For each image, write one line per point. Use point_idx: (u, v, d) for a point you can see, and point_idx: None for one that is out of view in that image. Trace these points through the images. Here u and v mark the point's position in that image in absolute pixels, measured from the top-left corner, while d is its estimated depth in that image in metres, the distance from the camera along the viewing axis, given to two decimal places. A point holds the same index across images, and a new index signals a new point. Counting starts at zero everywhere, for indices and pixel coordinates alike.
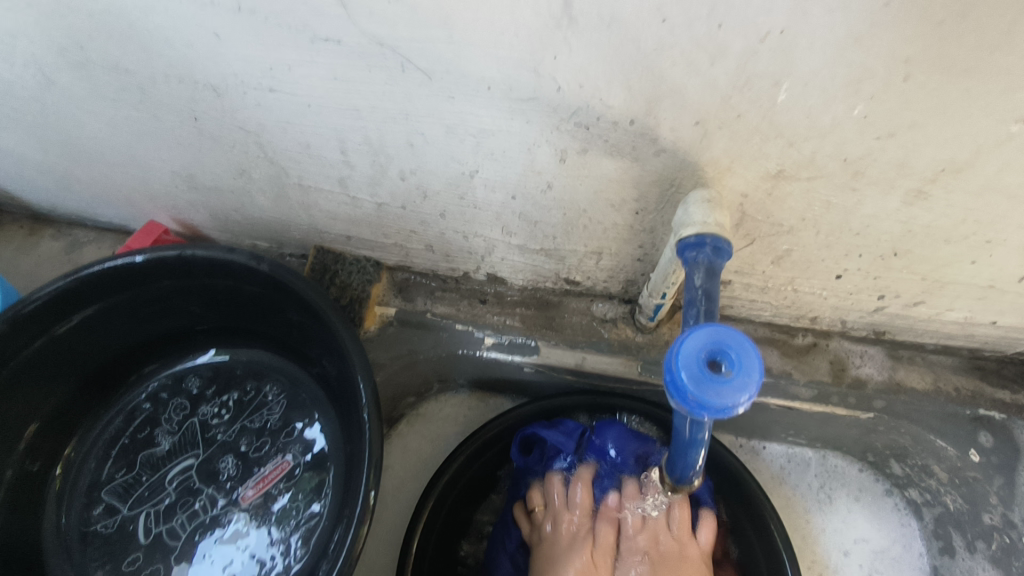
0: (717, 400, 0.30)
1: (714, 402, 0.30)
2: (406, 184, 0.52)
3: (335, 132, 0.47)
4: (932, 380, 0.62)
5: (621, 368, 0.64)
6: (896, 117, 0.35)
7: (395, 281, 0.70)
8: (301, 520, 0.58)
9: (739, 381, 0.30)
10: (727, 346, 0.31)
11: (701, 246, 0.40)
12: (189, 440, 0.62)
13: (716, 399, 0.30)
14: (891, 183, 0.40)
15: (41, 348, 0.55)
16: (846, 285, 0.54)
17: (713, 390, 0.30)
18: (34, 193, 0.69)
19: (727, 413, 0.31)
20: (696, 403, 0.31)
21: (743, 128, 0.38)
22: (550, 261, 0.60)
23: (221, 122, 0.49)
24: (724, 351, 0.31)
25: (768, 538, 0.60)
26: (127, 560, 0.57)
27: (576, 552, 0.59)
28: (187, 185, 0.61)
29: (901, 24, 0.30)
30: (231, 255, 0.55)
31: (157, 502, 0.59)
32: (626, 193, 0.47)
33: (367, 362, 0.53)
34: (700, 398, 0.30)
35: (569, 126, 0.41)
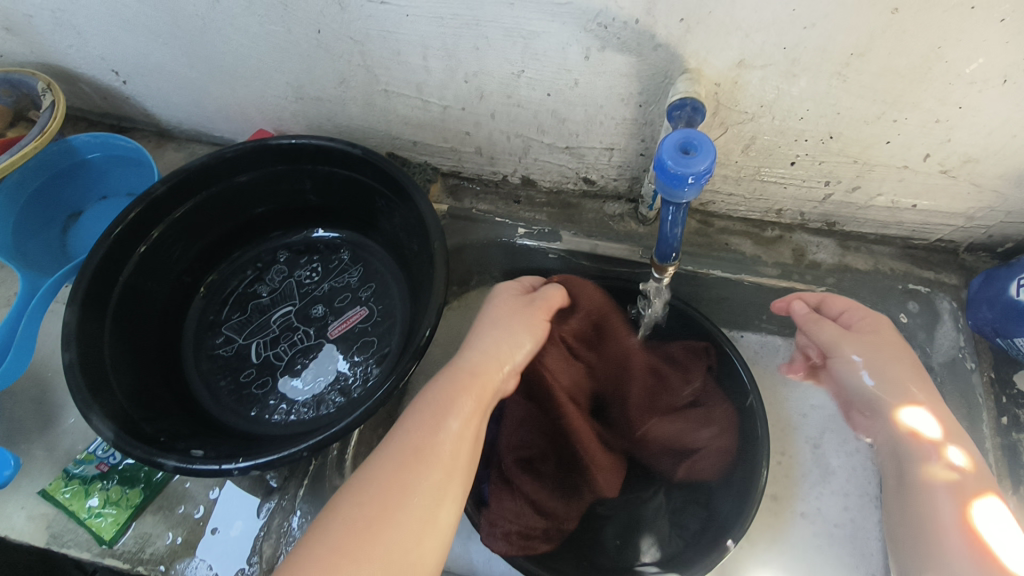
0: (685, 166, 0.46)
1: (687, 171, 0.47)
2: (468, 86, 0.70)
3: (421, 39, 0.65)
4: (873, 263, 0.78)
5: (627, 252, 0.81)
6: (816, 9, 0.52)
7: (448, 185, 0.87)
8: (376, 350, 0.75)
9: (700, 156, 0.47)
10: (695, 142, 0.48)
11: (683, 107, 0.58)
12: (288, 294, 0.79)
13: (682, 169, 0.47)
14: (818, 68, 0.57)
15: (186, 213, 0.72)
16: (799, 173, 0.71)
17: (684, 162, 0.47)
18: (168, 110, 0.88)
19: (691, 183, 0.47)
20: (673, 173, 0.47)
21: (712, 23, 0.55)
22: (572, 159, 0.78)
23: (337, 33, 0.67)
24: (696, 147, 0.48)
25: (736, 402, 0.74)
26: (244, 373, 0.74)
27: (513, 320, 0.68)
28: (296, 95, 0.79)
29: None
30: (332, 142, 0.71)
31: (265, 334, 0.76)
32: (632, 86, 0.65)
33: (439, 225, 0.69)
34: (673, 168, 0.47)
35: (593, 26, 0.59)
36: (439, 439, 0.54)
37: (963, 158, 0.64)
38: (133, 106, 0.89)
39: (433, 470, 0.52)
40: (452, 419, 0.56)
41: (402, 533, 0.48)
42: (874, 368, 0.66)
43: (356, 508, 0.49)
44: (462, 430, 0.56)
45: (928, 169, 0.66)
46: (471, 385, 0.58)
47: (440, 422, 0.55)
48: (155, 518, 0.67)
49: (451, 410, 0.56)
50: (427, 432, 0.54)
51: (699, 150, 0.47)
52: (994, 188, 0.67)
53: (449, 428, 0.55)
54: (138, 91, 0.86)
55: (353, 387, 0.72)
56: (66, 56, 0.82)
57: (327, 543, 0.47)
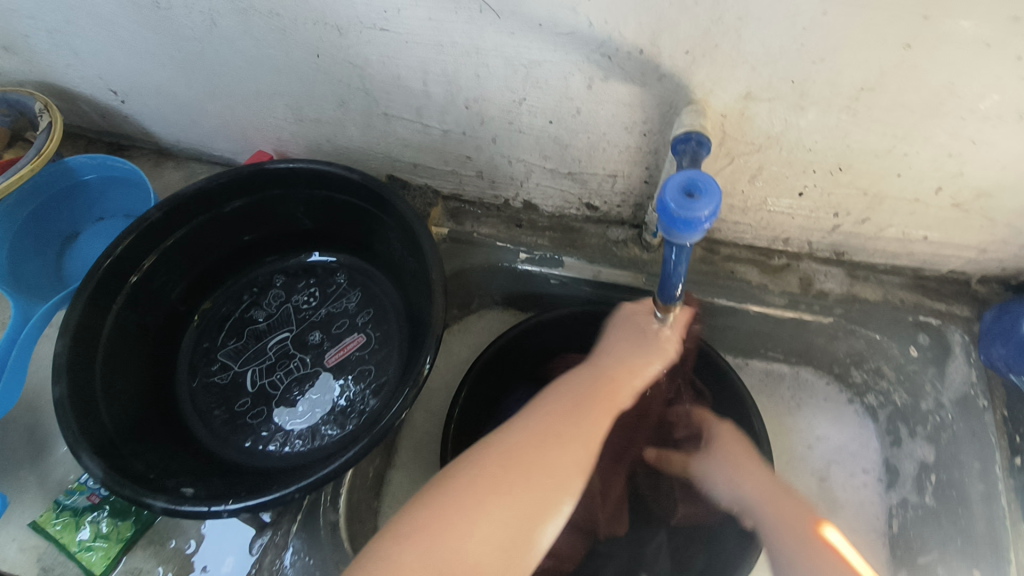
0: (690, 210, 0.45)
1: (691, 216, 0.45)
2: (468, 112, 0.69)
3: (421, 65, 0.64)
4: (882, 293, 0.76)
5: (630, 279, 0.80)
6: (826, 44, 0.50)
7: (449, 208, 0.85)
8: (373, 379, 0.74)
9: (705, 200, 0.45)
10: (699, 184, 0.46)
11: (688, 141, 0.56)
12: (285, 319, 0.78)
13: (687, 212, 0.45)
14: (828, 101, 0.56)
15: (181, 238, 0.71)
16: (807, 203, 0.70)
17: (688, 208, 0.45)
18: (167, 129, 0.87)
19: (696, 226, 0.46)
20: (678, 216, 0.46)
21: (719, 56, 0.54)
22: (575, 185, 0.76)
23: (336, 58, 0.66)
24: (700, 188, 0.47)
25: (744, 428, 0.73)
26: (239, 402, 0.72)
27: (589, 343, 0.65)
28: (295, 118, 0.78)
29: None
30: (330, 167, 0.70)
31: (261, 362, 0.75)
32: (636, 115, 0.63)
33: (438, 254, 0.68)
34: (678, 211, 0.45)
35: (596, 56, 0.57)
36: (573, 428, 0.56)
37: (977, 192, 0.62)
38: (133, 125, 0.88)
39: (551, 474, 0.53)
40: (587, 419, 0.56)
41: (506, 520, 0.50)
42: (720, 454, 0.69)
43: (494, 463, 0.53)
44: (588, 430, 0.56)
45: (940, 203, 0.64)
46: (616, 390, 0.59)
47: (579, 417, 0.56)
48: (146, 553, 0.66)
49: (580, 422, 0.56)
50: (558, 422, 0.56)
51: (703, 192, 0.46)
52: (1008, 222, 0.65)
53: (583, 428, 0.56)
54: (137, 111, 0.85)
55: (348, 419, 0.71)
56: (65, 75, 0.81)
57: (469, 480, 0.51)
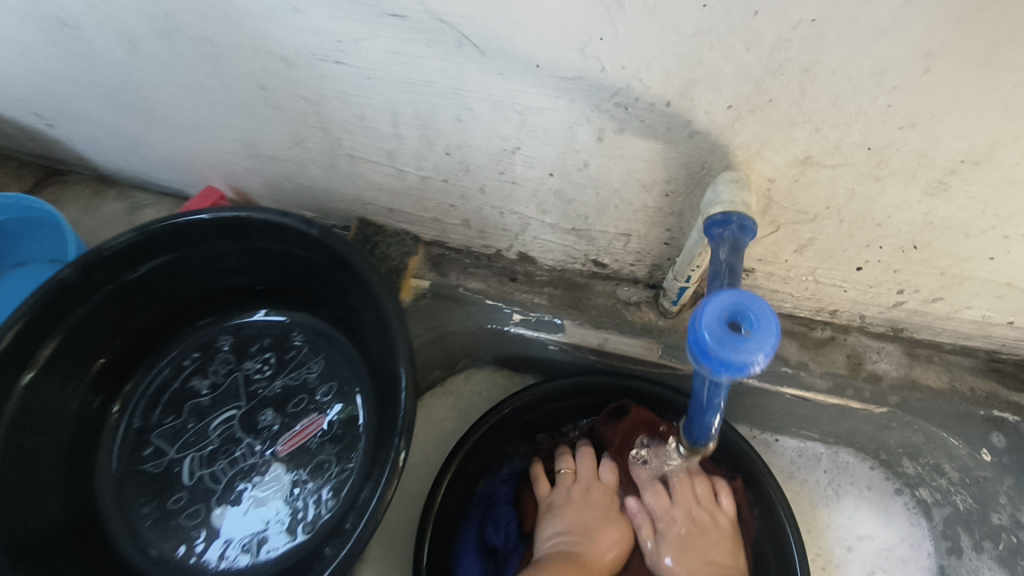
0: (737, 355, 0.33)
1: (735, 359, 0.34)
2: (450, 159, 0.56)
3: (390, 105, 0.51)
4: (947, 379, 0.63)
5: (642, 350, 0.67)
6: (918, 108, 0.37)
7: (431, 255, 0.73)
8: (334, 473, 0.62)
9: (755, 337, 0.34)
10: (746, 309, 0.34)
11: (727, 223, 0.43)
12: (232, 393, 0.66)
13: (732, 355, 0.34)
14: (913, 173, 0.42)
15: (103, 299, 0.59)
16: (866, 278, 0.56)
17: (731, 347, 0.34)
18: (103, 156, 0.75)
19: (743, 371, 0.34)
20: (719, 360, 0.34)
21: (772, 114, 0.41)
22: (581, 241, 0.63)
23: (285, 92, 0.53)
24: (748, 316, 0.35)
25: (776, 522, 0.64)
26: (172, 498, 0.61)
27: (590, 499, 0.66)
28: (247, 153, 0.65)
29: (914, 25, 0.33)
30: (284, 219, 0.58)
31: (202, 447, 0.63)
32: (658, 174, 0.50)
33: (406, 329, 0.56)
34: (718, 354, 0.34)
35: (609, 106, 0.44)
36: None
37: None
38: (66, 150, 0.76)
39: None
40: None
41: None
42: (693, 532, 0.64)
43: None
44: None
45: None
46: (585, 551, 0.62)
47: None
48: None
49: None
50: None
51: (752, 325, 0.34)
52: None
53: None
54: (66, 135, 0.72)
55: (301, 524, 0.60)
56: None
57: None
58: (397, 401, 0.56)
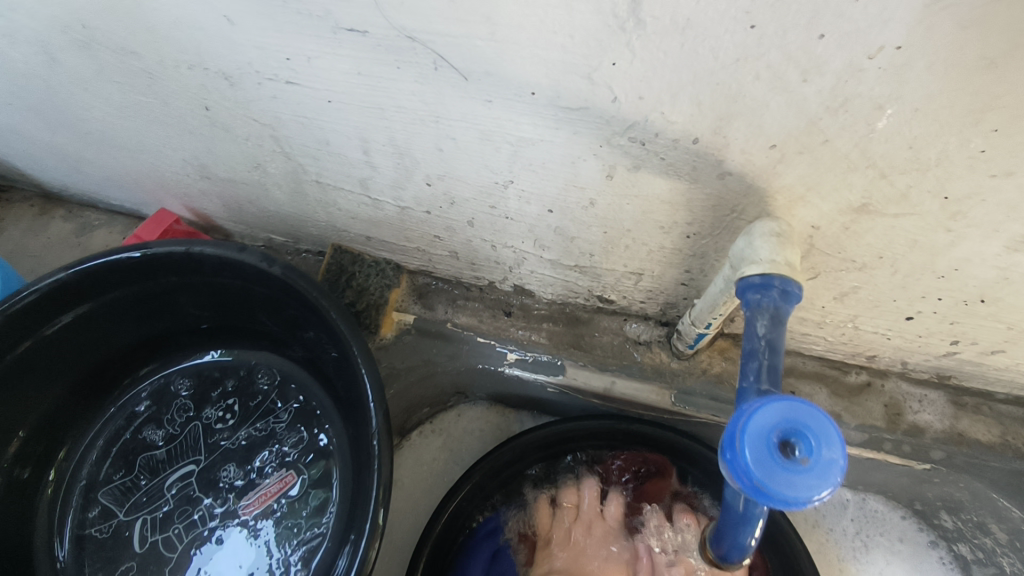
0: (789, 494, 0.25)
1: (787, 496, 0.26)
2: (432, 190, 0.48)
3: (357, 131, 0.43)
4: (999, 433, 0.56)
5: (653, 396, 0.60)
6: (1020, 155, 0.29)
7: (416, 285, 0.65)
8: (303, 539, 0.54)
9: (815, 468, 0.26)
10: (801, 428, 0.27)
11: (767, 288, 0.35)
12: (190, 445, 0.58)
13: (785, 492, 0.25)
14: (998, 226, 0.34)
15: (33, 348, 0.51)
16: (916, 327, 0.48)
17: (782, 480, 0.26)
18: (45, 173, 0.66)
19: (798, 508, 0.26)
20: (767, 496, 0.26)
21: (827, 155, 0.32)
22: (584, 278, 0.55)
23: (233, 113, 0.45)
24: (805, 437, 0.27)
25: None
26: (119, 570, 0.54)
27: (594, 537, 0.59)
28: (200, 174, 0.57)
29: None
30: (242, 255, 0.51)
31: (155, 509, 0.56)
32: (678, 215, 0.42)
33: (379, 377, 0.49)
34: (766, 488, 0.26)
35: (622, 141, 0.36)
36: None
37: None
38: (3, 165, 0.67)
39: None
40: None
41: None
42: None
43: None
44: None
45: None
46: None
47: None
48: None
49: None
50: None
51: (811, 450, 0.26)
52: None
53: None
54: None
55: None
56: None
57: None
58: (370, 462, 0.49)
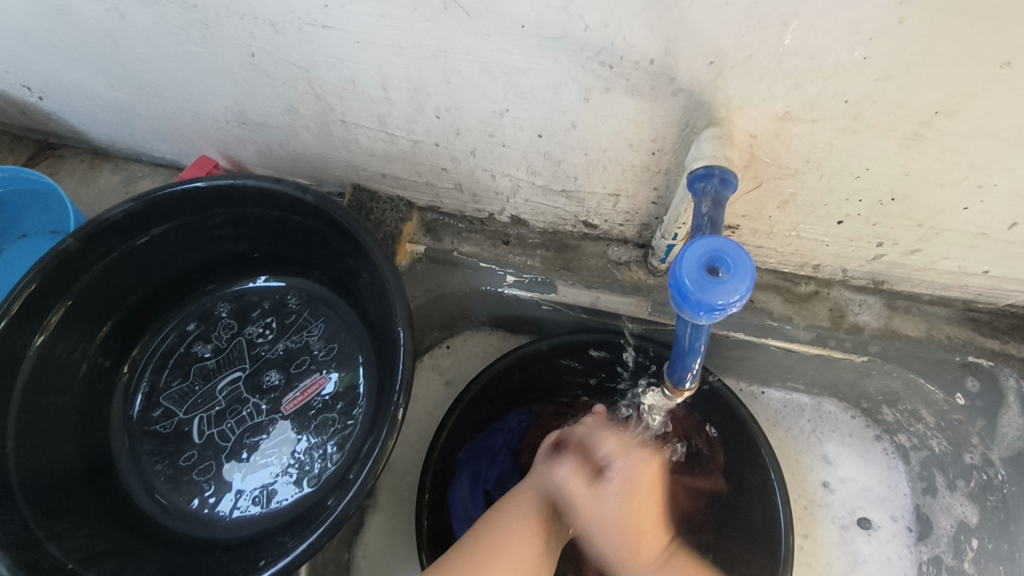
0: (715, 298, 0.35)
1: (712, 301, 0.35)
2: (441, 122, 0.57)
3: (379, 69, 0.52)
4: (925, 328, 0.66)
5: (632, 307, 0.69)
6: (894, 58, 0.39)
7: (425, 221, 0.74)
8: (337, 428, 0.64)
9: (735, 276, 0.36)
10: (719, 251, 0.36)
11: (709, 177, 0.45)
12: (236, 356, 0.68)
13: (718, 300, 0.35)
14: (889, 125, 0.44)
15: (109, 266, 0.61)
16: (847, 231, 0.58)
17: (710, 290, 0.36)
18: (97, 128, 0.75)
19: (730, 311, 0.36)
20: (710, 308, 0.36)
21: (753, 68, 0.42)
22: (570, 203, 0.65)
23: (275, 58, 0.54)
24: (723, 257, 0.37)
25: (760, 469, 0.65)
26: (183, 456, 0.64)
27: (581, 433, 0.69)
28: (239, 121, 0.66)
29: None
30: (279, 185, 0.60)
31: (209, 408, 0.66)
32: (644, 132, 0.51)
33: (402, 287, 0.58)
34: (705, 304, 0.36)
35: (594, 65, 0.45)
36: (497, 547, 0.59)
37: None
38: (59, 123, 0.76)
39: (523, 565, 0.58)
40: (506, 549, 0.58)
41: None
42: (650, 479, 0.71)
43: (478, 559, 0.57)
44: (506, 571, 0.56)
45: (1012, 237, 0.53)
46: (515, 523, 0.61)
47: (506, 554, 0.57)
48: None
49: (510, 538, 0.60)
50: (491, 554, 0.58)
51: (728, 266, 0.36)
52: None
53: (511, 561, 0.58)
54: (59, 107, 0.72)
55: (308, 476, 0.62)
56: None
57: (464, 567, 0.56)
58: (396, 359, 0.58)
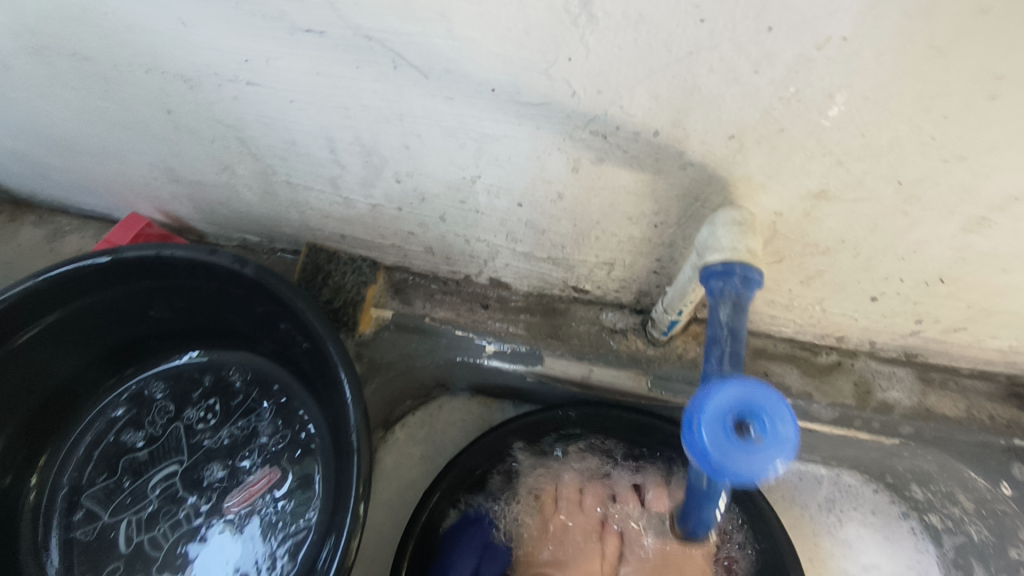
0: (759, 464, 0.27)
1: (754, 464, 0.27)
2: (402, 187, 0.48)
3: (322, 131, 0.43)
4: (964, 407, 0.58)
5: (629, 382, 0.61)
6: (969, 140, 0.30)
7: (392, 281, 0.65)
8: (288, 533, 0.55)
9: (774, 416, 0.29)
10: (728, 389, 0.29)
11: (728, 275, 0.36)
12: (173, 446, 0.59)
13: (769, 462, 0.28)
14: (950, 209, 0.35)
15: (13, 353, 0.52)
16: (881, 308, 0.50)
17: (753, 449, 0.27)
18: (11, 179, 0.65)
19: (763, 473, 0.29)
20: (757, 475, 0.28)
21: (784, 144, 0.33)
22: (558, 269, 0.56)
23: (198, 116, 0.45)
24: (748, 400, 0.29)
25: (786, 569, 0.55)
26: (107, 570, 0.55)
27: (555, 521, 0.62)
28: (168, 177, 0.56)
29: (997, 35, 0.25)
30: (213, 257, 0.51)
31: (139, 510, 0.57)
32: (645, 206, 0.42)
33: (355, 376, 0.50)
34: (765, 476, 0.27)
35: (584, 135, 0.36)
36: None
37: None
38: None
39: None
40: None
41: None
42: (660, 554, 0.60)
43: None
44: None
45: None
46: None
47: None
48: None
49: None
50: None
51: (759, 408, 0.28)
52: None
53: None
54: None
55: None
56: None
57: None
58: (348, 459, 0.49)
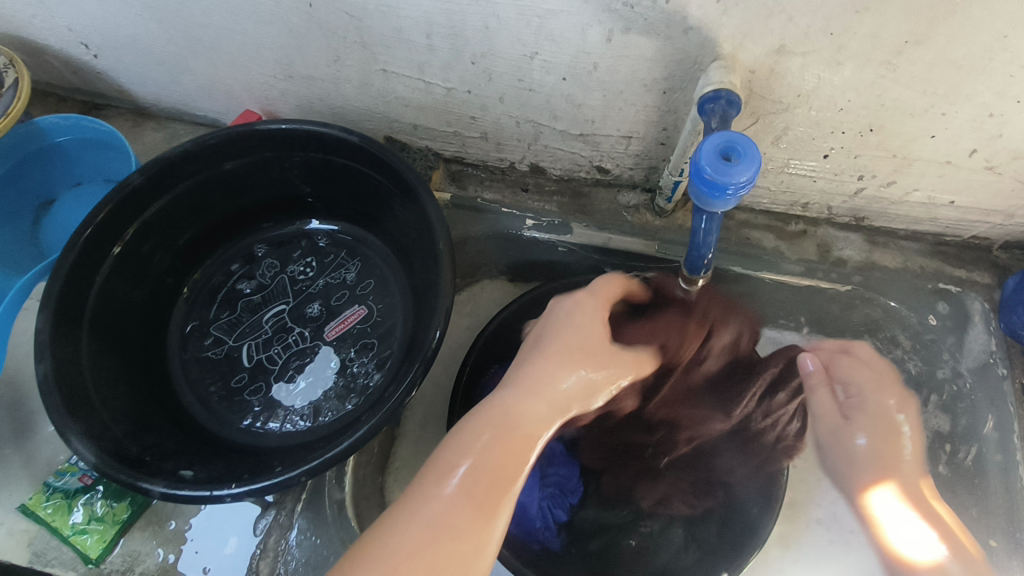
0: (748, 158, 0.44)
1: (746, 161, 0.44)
2: (475, 69, 0.64)
3: (425, 15, 0.59)
4: (901, 261, 0.74)
5: (641, 246, 0.76)
6: None
7: (450, 171, 0.82)
8: (376, 353, 0.70)
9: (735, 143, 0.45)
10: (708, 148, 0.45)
11: (717, 99, 0.54)
12: (280, 291, 0.74)
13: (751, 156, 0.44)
14: (867, 56, 0.52)
15: (169, 203, 0.67)
16: (831, 166, 0.66)
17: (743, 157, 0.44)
18: (144, 87, 0.81)
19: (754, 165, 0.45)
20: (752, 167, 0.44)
21: (753, 4, 0.49)
22: (586, 148, 0.72)
23: (333, 10, 0.61)
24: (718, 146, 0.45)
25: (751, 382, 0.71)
26: (235, 378, 0.70)
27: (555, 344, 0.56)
28: (286, 74, 0.72)
29: None
30: (326, 128, 0.65)
31: (257, 336, 0.71)
32: (658, 71, 0.59)
33: (441, 217, 0.62)
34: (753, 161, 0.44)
35: (618, 6, 0.53)
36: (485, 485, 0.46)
37: (1012, 154, 0.59)
38: (108, 82, 0.82)
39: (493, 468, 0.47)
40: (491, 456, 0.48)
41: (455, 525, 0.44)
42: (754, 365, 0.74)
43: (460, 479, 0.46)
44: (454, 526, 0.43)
45: (973, 165, 0.61)
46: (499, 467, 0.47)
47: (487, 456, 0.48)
48: (144, 535, 0.64)
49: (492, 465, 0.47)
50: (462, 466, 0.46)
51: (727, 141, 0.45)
52: None
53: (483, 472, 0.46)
54: (111, 65, 0.79)
55: (350, 395, 0.68)
56: (30, 26, 0.75)
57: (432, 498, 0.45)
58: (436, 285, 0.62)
